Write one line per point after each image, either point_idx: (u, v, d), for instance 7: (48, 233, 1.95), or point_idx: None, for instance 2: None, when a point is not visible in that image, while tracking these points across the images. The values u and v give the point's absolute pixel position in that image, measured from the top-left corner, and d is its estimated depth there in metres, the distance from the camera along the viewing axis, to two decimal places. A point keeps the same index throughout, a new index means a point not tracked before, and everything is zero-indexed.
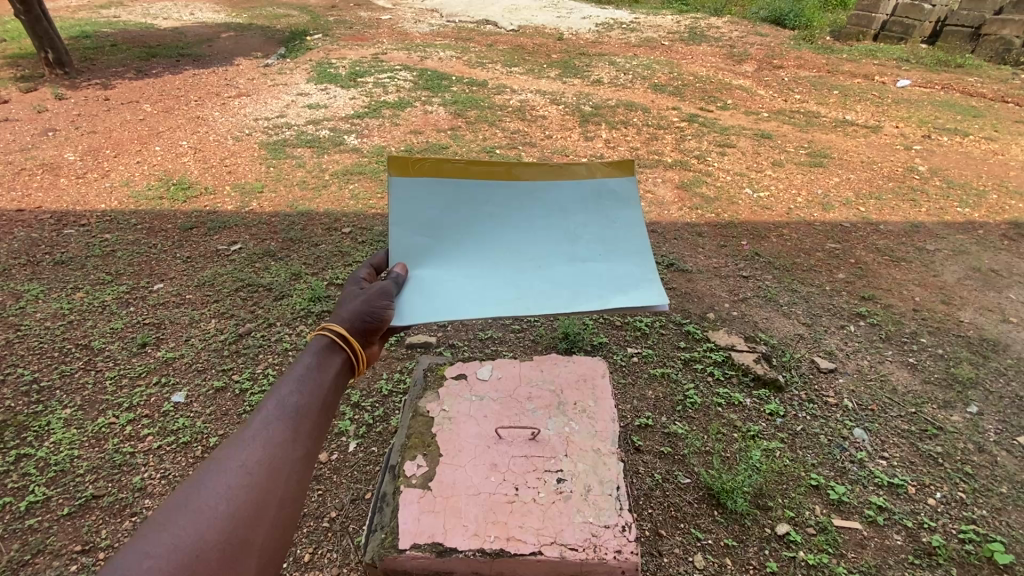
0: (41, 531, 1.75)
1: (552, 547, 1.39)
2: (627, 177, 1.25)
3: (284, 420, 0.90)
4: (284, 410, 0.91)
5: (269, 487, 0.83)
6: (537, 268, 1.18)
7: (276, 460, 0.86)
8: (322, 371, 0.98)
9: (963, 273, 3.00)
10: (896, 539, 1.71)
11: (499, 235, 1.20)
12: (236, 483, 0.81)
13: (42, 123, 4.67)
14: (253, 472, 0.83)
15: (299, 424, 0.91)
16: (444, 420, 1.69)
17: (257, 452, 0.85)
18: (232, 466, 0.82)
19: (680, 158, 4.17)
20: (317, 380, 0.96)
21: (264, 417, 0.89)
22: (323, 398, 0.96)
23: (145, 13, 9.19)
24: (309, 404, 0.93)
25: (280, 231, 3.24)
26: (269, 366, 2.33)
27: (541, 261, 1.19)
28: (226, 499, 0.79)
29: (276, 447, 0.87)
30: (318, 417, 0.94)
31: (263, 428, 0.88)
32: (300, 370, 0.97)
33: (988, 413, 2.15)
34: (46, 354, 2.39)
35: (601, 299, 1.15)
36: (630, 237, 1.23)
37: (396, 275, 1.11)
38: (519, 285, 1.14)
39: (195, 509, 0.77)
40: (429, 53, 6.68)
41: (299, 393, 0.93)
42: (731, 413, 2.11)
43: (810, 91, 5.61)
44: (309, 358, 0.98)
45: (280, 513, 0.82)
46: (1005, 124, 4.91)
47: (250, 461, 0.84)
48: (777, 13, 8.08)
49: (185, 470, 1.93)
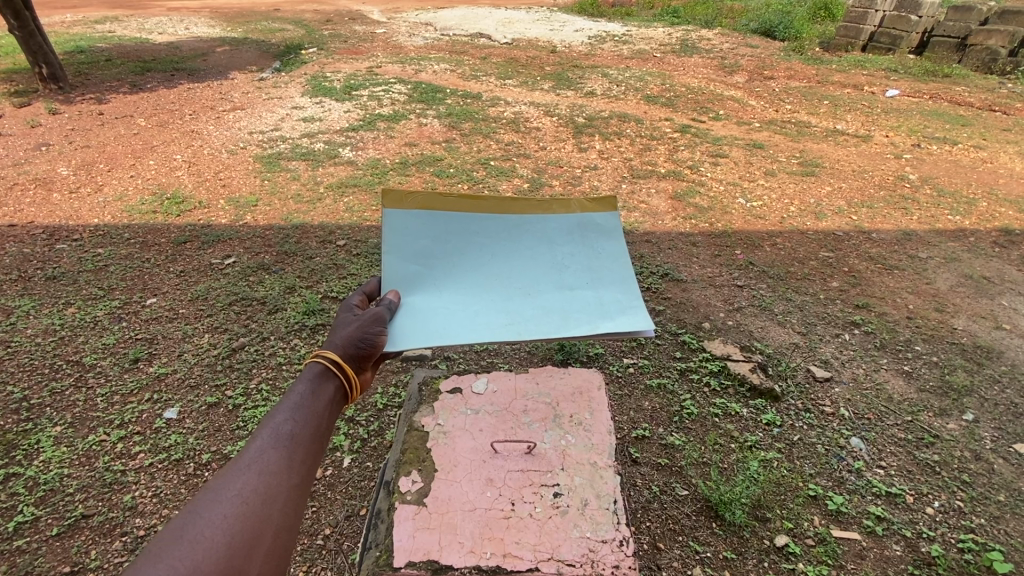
0: (29, 551, 1.72)
1: (549, 563, 1.38)
2: (611, 211, 1.27)
3: (280, 447, 0.89)
4: (280, 435, 0.90)
5: (265, 517, 0.82)
6: (527, 296, 1.18)
7: (273, 488, 0.85)
8: (317, 396, 0.97)
9: (955, 280, 3.02)
10: (896, 549, 1.70)
11: (491, 264, 1.20)
12: (231, 512, 0.80)
13: (36, 138, 4.66)
14: (249, 501, 0.82)
15: (295, 450, 0.90)
16: (440, 435, 1.68)
17: (251, 479, 0.84)
18: (228, 495, 0.81)
19: (673, 168, 4.19)
20: (312, 406, 0.96)
21: (261, 441, 0.89)
22: (318, 423, 0.95)
23: (140, 27, 9.22)
24: (305, 429, 0.92)
25: (274, 244, 3.23)
26: (263, 381, 2.31)
27: (532, 288, 1.19)
28: (222, 527, 0.78)
29: (272, 475, 0.86)
30: (316, 444, 0.93)
31: (258, 456, 0.87)
32: (295, 396, 0.96)
33: (984, 421, 2.15)
34: (37, 371, 2.37)
35: (590, 324, 1.14)
36: (616, 266, 1.23)
37: (390, 301, 1.11)
38: (512, 312, 1.14)
39: (190, 539, 0.75)
40: (424, 66, 6.72)
41: (295, 419, 0.93)
42: (728, 423, 2.10)
43: (801, 101, 5.67)
44: (304, 383, 0.98)
45: (276, 542, 0.81)
46: (993, 133, 4.97)
47: (246, 490, 0.83)
48: (766, 26, 8.21)
49: (177, 488, 1.91)
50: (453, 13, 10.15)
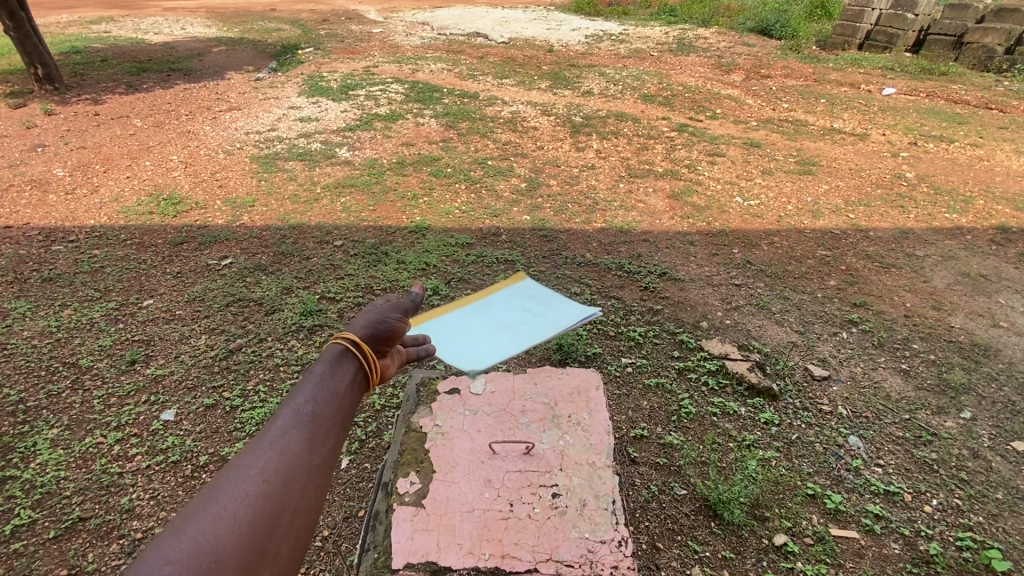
0: (26, 554, 1.72)
1: (547, 564, 1.38)
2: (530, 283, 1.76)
3: (302, 426, 0.90)
4: (300, 415, 0.91)
5: (286, 496, 0.82)
6: (525, 318, 1.58)
7: (294, 467, 0.85)
8: (340, 374, 0.98)
9: (952, 278, 3.03)
10: (894, 547, 1.71)
11: (494, 323, 1.56)
12: (253, 490, 0.80)
13: (32, 139, 4.65)
14: (270, 479, 0.82)
15: (317, 429, 0.90)
16: (438, 436, 1.67)
17: (273, 458, 0.84)
18: (250, 473, 0.82)
19: (670, 168, 4.19)
20: (334, 384, 0.96)
21: (283, 420, 0.90)
22: (341, 402, 0.96)
23: (136, 27, 9.18)
24: (325, 411, 0.92)
25: (271, 245, 3.22)
26: (260, 383, 2.30)
27: (525, 313, 1.60)
28: (244, 505, 0.78)
29: (294, 453, 0.86)
30: (337, 425, 0.93)
31: (280, 434, 0.87)
32: (317, 374, 0.97)
33: (981, 419, 2.15)
34: (33, 373, 2.36)
35: (568, 317, 1.56)
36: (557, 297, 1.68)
37: (414, 293, 1.24)
38: (523, 327, 1.53)
39: (213, 516, 0.76)
40: (421, 66, 6.72)
41: (315, 400, 0.93)
42: (726, 422, 2.10)
43: (798, 100, 5.67)
44: (324, 363, 0.99)
45: (297, 521, 0.81)
46: (989, 131, 4.97)
47: (268, 468, 0.83)
48: (763, 25, 8.22)
49: (174, 490, 1.90)
50: (450, 12, 10.13)
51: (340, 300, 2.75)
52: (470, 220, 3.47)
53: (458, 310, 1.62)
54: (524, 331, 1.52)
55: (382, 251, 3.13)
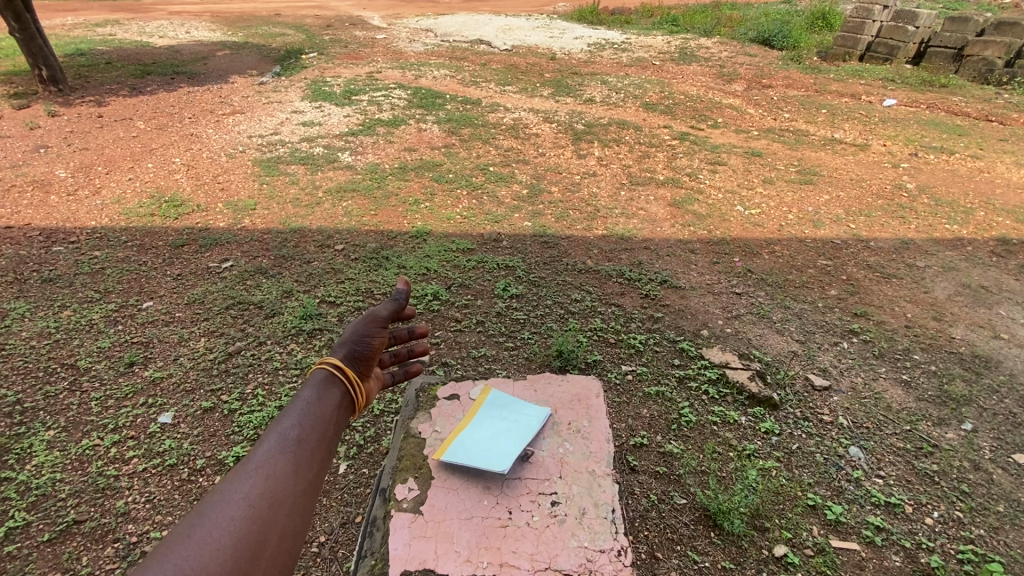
0: (19, 557, 1.70)
1: (546, 573, 1.37)
2: (488, 390, 1.85)
3: (286, 455, 1.07)
4: (284, 444, 1.09)
5: (269, 520, 0.97)
6: (516, 420, 1.73)
7: (276, 494, 1.01)
8: (322, 403, 1.18)
9: (953, 289, 3.02)
10: (894, 559, 1.70)
11: (496, 438, 1.65)
12: (238, 514, 0.95)
13: (34, 140, 4.65)
14: (255, 503, 0.98)
15: (298, 457, 1.08)
16: (436, 442, 1.66)
17: (256, 484, 1.00)
18: (235, 498, 0.97)
19: (671, 176, 4.20)
20: (317, 414, 1.16)
21: (266, 450, 1.07)
22: (323, 431, 1.14)
23: (141, 31, 9.21)
24: (308, 436, 1.11)
25: (272, 248, 3.22)
26: (259, 386, 2.30)
27: (511, 414, 1.75)
28: (229, 529, 0.93)
29: (277, 480, 1.03)
30: (318, 452, 1.11)
31: (266, 463, 1.04)
32: (301, 405, 1.16)
33: (982, 431, 2.14)
34: (30, 375, 2.35)
35: (540, 413, 1.75)
36: (521, 402, 1.81)
37: (397, 293, 1.44)
38: (520, 431, 1.68)
39: (201, 540, 0.90)
40: (424, 72, 6.74)
41: (299, 426, 1.12)
42: (726, 431, 2.09)
43: (798, 110, 5.68)
44: (311, 391, 1.19)
45: (279, 545, 0.96)
46: (989, 143, 4.98)
47: (253, 494, 0.99)
48: (765, 35, 8.25)
49: (170, 494, 1.89)
50: (452, 19, 10.15)
51: (340, 304, 2.74)
52: (470, 226, 3.46)
53: (453, 439, 1.65)
54: (524, 432, 1.67)
55: (383, 256, 3.12)
